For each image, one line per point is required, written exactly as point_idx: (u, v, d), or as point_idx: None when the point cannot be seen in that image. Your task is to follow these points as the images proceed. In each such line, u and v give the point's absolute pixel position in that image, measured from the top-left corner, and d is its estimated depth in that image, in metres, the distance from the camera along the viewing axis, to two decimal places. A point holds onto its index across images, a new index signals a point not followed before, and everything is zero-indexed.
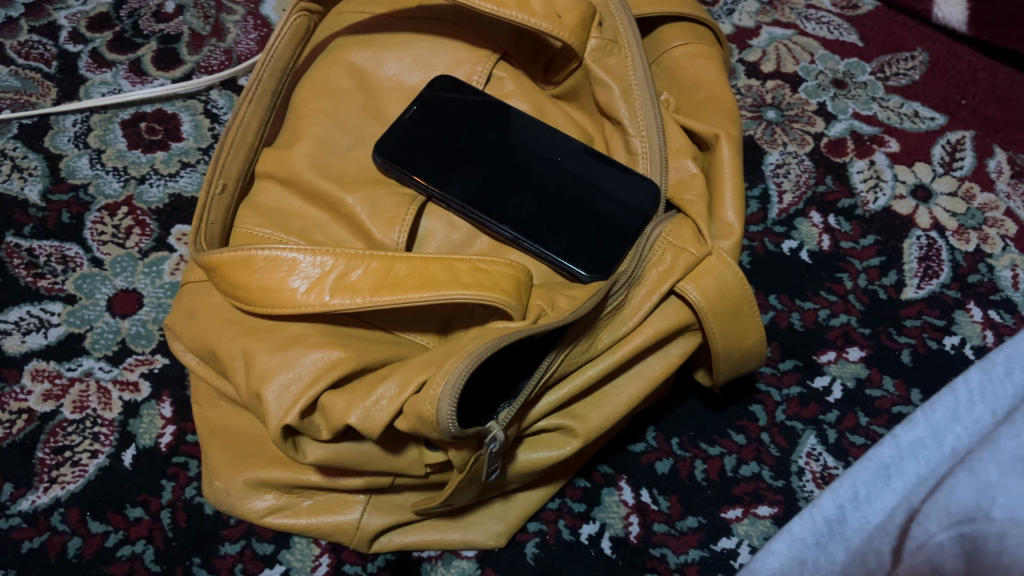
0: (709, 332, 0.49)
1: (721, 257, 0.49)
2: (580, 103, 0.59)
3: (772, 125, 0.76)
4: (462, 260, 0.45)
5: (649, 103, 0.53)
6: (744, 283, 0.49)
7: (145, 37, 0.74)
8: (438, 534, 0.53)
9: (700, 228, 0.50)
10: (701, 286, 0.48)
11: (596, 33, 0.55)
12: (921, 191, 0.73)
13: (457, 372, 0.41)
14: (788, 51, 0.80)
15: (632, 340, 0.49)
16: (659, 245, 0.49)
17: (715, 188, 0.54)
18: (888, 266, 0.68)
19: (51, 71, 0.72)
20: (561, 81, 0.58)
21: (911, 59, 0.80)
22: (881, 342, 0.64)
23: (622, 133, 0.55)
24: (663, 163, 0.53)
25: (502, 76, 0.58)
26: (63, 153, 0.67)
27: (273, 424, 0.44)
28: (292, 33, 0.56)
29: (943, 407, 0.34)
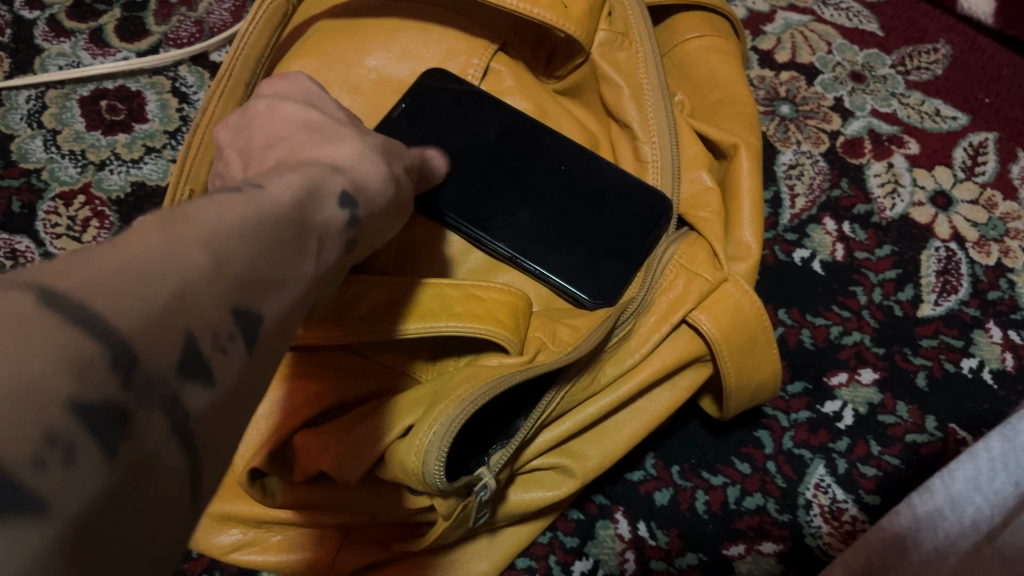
0: (722, 366, 0.44)
1: (737, 283, 0.44)
2: (585, 101, 0.53)
3: (785, 121, 0.71)
4: (453, 285, 0.40)
5: (661, 106, 0.48)
6: (761, 310, 0.44)
7: (107, 4, 0.67)
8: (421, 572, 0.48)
9: (714, 249, 0.46)
10: (715, 316, 0.43)
11: (604, 25, 0.50)
12: (941, 198, 0.68)
13: (448, 420, 0.36)
14: (804, 40, 0.75)
15: (638, 373, 0.44)
16: (670, 269, 0.45)
17: (732, 203, 0.49)
18: (905, 279, 0.64)
19: (4, 40, 0.65)
20: (565, 75, 0.53)
21: (933, 52, 0.75)
22: (895, 364, 0.60)
23: (630, 136, 0.50)
24: (676, 171, 0.48)
25: (500, 70, 0.51)
26: (15, 134, 0.61)
27: (239, 466, 0.40)
28: (271, 14, 0.49)
29: (963, 475, 0.39)
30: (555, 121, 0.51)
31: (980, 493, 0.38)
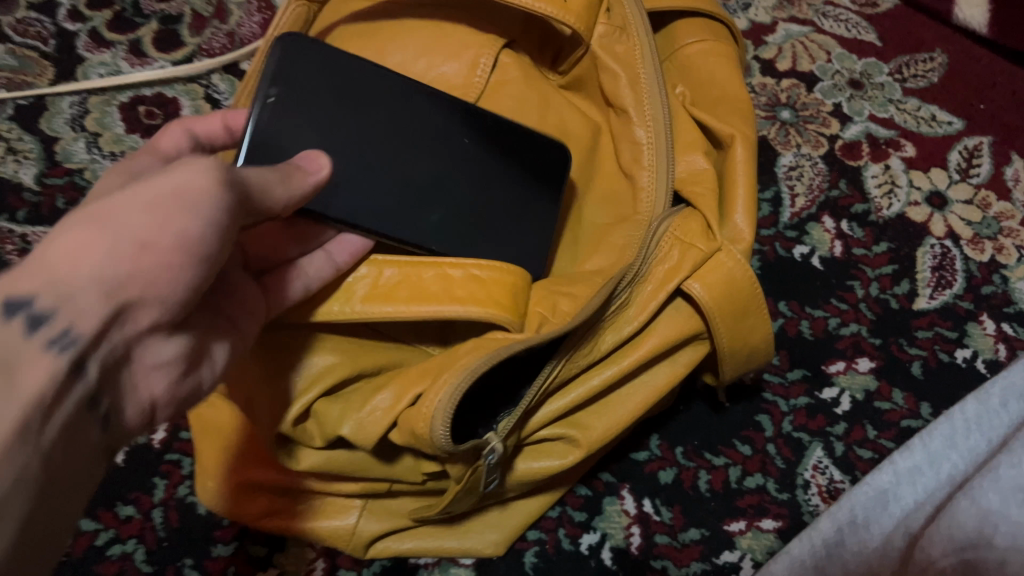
0: (716, 334, 0.46)
1: (731, 251, 0.45)
2: (588, 94, 0.56)
3: (785, 126, 0.74)
4: (454, 265, 0.43)
5: (657, 95, 0.51)
6: (754, 281, 0.46)
7: (145, 17, 0.72)
8: (432, 540, 0.51)
9: (708, 221, 0.48)
10: (708, 282, 0.45)
11: (604, 19, 0.54)
12: (936, 198, 0.71)
13: (456, 383, 0.39)
14: (804, 49, 0.78)
15: (640, 346, 0.47)
16: (665, 239, 0.46)
17: (728, 188, 0.51)
18: (901, 274, 0.67)
19: (48, 49, 0.70)
20: (569, 70, 0.56)
21: (930, 61, 0.78)
22: (891, 353, 0.63)
23: (625, 122, 0.53)
24: (670, 158, 0.50)
25: (507, 63, 0.54)
26: (59, 136, 0.65)
27: (264, 432, 0.43)
28: (294, 20, 0.53)
29: (941, 434, 0.43)
30: (558, 111, 0.54)
31: (956, 451, 0.41)
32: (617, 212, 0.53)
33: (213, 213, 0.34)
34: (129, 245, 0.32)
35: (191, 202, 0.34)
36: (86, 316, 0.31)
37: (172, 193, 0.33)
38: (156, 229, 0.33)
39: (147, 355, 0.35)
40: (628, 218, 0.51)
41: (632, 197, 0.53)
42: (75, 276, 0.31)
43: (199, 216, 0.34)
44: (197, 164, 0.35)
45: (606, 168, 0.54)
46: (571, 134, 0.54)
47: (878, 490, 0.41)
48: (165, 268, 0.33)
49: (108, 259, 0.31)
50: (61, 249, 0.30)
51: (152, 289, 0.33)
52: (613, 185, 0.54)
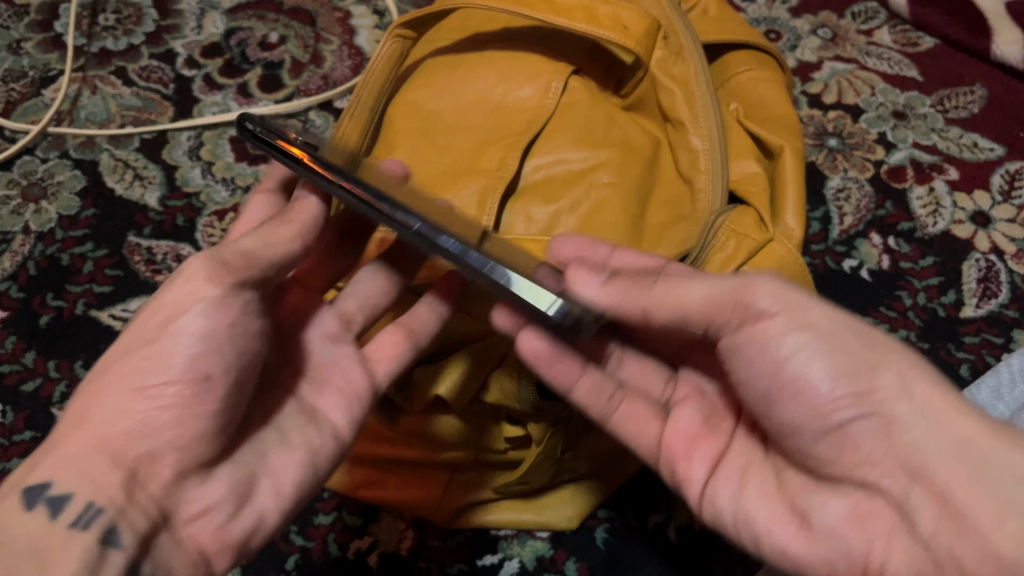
0: None
1: (781, 243, 0.53)
2: (646, 113, 0.63)
3: (833, 152, 0.79)
4: (533, 242, 0.52)
5: (711, 107, 0.58)
6: (803, 265, 0.53)
7: (251, 64, 0.80)
8: (509, 513, 0.57)
9: (761, 218, 0.54)
10: (761, 268, 0.52)
11: (662, 45, 0.60)
12: (980, 217, 0.75)
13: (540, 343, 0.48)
14: (849, 84, 0.83)
15: None
16: (722, 232, 0.53)
17: (779, 188, 0.58)
18: (948, 285, 0.71)
19: (168, 92, 0.78)
20: (630, 92, 0.63)
21: (970, 93, 0.82)
22: (939, 357, 0.67)
23: (683, 132, 0.59)
24: (723, 157, 0.57)
25: (576, 87, 0.61)
26: (179, 165, 0.74)
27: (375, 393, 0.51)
28: (389, 56, 0.62)
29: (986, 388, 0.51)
30: (623, 126, 0.61)
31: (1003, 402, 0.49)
32: (677, 211, 0.59)
33: (213, 314, 0.39)
34: (120, 401, 0.37)
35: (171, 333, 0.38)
36: (107, 484, 0.36)
37: (167, 331, 0.38)
38: (181, 370, 0.38)
39: (179, 503, 0.38)
40: (686, 217, 0.58)
41: (690, 199, 0.59)
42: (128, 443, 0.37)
43: (181, 326, 0.38)
44: (191, 266, 0.39)
45: (666, 175, 0.60)
46: (634, 143, 0.60)
47: None
48: (176, 409, 0.38)
49: (147, 414, 0.37)
50: (109, 412, 0.37)
51: (183, 432, 0.38)
52: (673, 190, 0.60)
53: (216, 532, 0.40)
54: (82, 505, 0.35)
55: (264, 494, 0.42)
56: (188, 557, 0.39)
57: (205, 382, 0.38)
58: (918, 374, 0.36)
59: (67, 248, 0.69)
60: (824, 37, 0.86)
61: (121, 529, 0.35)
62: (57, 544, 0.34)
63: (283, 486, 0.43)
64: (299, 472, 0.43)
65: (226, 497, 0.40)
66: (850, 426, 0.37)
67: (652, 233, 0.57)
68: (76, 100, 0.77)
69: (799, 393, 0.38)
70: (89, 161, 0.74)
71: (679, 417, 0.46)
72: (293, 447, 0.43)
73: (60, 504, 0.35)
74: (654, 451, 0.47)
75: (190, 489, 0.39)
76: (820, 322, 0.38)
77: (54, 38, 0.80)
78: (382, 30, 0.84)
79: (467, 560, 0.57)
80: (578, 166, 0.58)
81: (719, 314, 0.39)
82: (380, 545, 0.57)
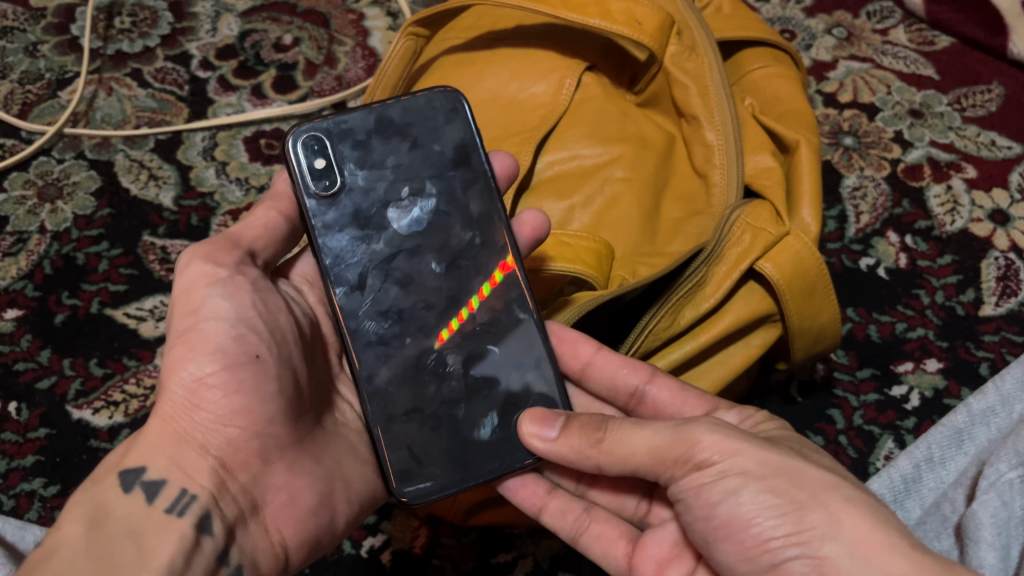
0: (786, 309, 0.52)
1: (797, 236, 0.52)
2: (660, 108, 0.63)
3: (849, 151, 0.78)
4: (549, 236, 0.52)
5: (725, 101, 0.58)
6: (820, 263, 0.52)
7: (265, 66, 0.81)
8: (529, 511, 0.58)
9: (776, 210, 0.54)
10: (777, 263, 0.51)
11: (675, 41, 0.60)
12: (998, 215, 0.74)
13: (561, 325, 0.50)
14: (864, 83, 0.82)
15: (721, 318, 0.53)
16: (738, 226, 0.52)
17: (795, 183, 0.57)
18: (966, 284, 0.70)
19: (183, 94, 0.78)
20: (644, 88, 0.63)
21: (988, 92, 0.81)
22: (958, 356, 0.67)
23: (697, 128, 0.59)
24: (738, 153, 0.56)
25: (589, 83, 0.61)
26: (193, 165, 0.74)
27: None
28: (402, 54, 0.61)
29: (1011, 379, 0.50)
30: (637, 121, 0.61)
31: None
32: (692, 206, 0.59)
33: (233, 294, 0.41)
34: (184, 394, 0.39)
35: (201, 320, 0.40)
36: (197, 472, 0.39)
37: (192, 320, 0.40)
38: (229, 353, 0.40)
39: (267, 492, 0.42)
40: (701, 211, 0.58)
41: (704, 193, 0.59)
42: (199, 426, 0.39)
43: (205, 304, 0.40)
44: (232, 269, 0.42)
45: (680, 170, 0.60)
46: (648, 139, 0.60)
47: (954, 430, 0.49)
48: (228, 390, 0.39)
49: (211, 402, 0.39)
50: (176, 406, 0.39)
51: (255, 416, 0.40)
52: (688, 185, 0.60)
53: (297, 525, 0.42)
54: (177, 490, 0.38)
55: (340, 497, 0.45)
56: (271, 549, 0.41)
57: (252, 360, 0.40)
58: (849, 510, 0.37)
59: (82, 247, 0.69)
60: (840, 36, 0.85)
61: (213, 516, 0.38)
62: (155, 526, 0.37)
63: (354, 492, 0.46)
64: (367, 480, 0.47)
65: (311, 490, 0.43)
66: (783, 568, 0.37)
67: (667, 226, 0.57)
68: (92, 101, 0.78)
69: (731, 535, 0.38)
70: (104, 161, 0.74)
71: (650, 542, 0.46)
72: (362, 458, 0.47)
73: (155, 489, 0.38)
74: (624, 571, 0.47)
75: (274, 476, 0.42)
76: (752, 467, 0.39)
77: (70, 40, 0.80)
78: (394, 32, 0.84)
79: (481, 558, 0.59)
80: (591, 162, 0.59)
81: (661, 466, 0.41)
82: (393, 542, 0.59)
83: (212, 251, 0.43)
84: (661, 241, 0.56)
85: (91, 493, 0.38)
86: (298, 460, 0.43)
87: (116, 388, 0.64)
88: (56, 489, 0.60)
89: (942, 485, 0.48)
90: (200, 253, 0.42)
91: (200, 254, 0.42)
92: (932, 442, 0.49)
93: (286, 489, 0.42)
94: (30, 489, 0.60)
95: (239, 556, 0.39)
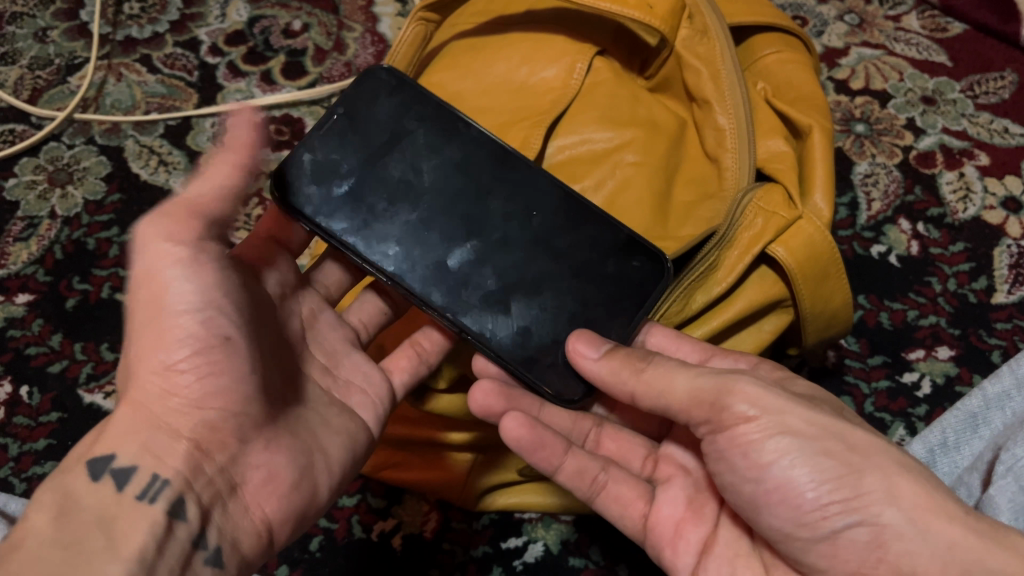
0: (797, 293, 0.52)
1: (810, 220, 0.52)
2: (671, 92, 0.63)
3: (860, 138, 0.78)
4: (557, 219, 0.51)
5: (736, 83, 0.57)
6: (832, 246, 0.52)
7: (275, 52, 0.80)
8: (496, 497, 0.59)
9: (788, 195, 0.53)
10: (789, 247, 0.51)
11: (686, 24, 0.59)
12: (1011, 203, 0.73)
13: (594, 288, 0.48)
14: (877, 70, 0.82)
15: (735, 303, 0.53)
16: (750, 210, 0.52)
17: (808, 168, 0.57)
18: (979, 271, 0.70)
19: (192, 80, 0.78)
20: (655, 74, 0.63)
21: (1001, 79, 0.80)
22: (970, 343, 0.66)
23: (708, 111, 0.59)
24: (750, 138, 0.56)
25: (600, 67, 0.61)
26: (203, 151, 0.74)
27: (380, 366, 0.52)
28: (412, 39, 0.61)
29: None
30: (648, 105, 0.61)
31: None
32: (702, 190, 0.58)
33: (198, 275, 0.40)
34: (157, 382, 0.39)
35: (167, 307, 0.39)
36: (170, 456, 0.39)
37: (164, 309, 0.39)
38: (199, 337, 0.39)
39: (247, 471, 0.41)
40: (713, 195, 0.58)
41: (716, 177, 0.59)
42: (179, 415, 0.39)
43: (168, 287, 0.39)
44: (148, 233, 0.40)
45: (691, 154, 0.60)
46: (660, 122, 0.60)
47: (969, 414, 0.48)
48: (202, 373, 0.39)
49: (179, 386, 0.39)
50: (148, 395, 0.39)
51: (229, 398, 0.40)
52: (700, 169, 0.60)
53: (279, 502, 0.42)
54: (148, 477, 0.38)
55: (319, 468, 0.45)
56: (254, 528, 0.41)
57: (222, 342, 0.40)
58: (899, 475, 0.39)
59: (93, 233, 0.69)
60: (851, 23, 0.85)
61: (187, 500, 0.38)
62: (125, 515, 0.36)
63: (334, 463, 0.46)
64: (345, 450, 0.46)
65: (290, 466, 0.43)
66: (840, 536, 0.40)
67: (678, 210, 0.57)
68: (102, 87, 0.78)
69: (785, 499, 0.40)
70: (114, 147, 0.74)
71: (665, 502, 0.49)
72: (335, 429, 0.46)
73: (125, 477, 0.38)
74: (638, 532, 0.49)
75: (255, 455, 0.42)
76: (798, 427, 0.40)
77: (79, 26, 0.80)
78: (404, 18, 0.84)
79: (492, 542, 0.59)
80: (602, 146, 0.58)
81: (698, 411, 0.43)
82: (404, 527, 0.59)
83: (176, 226, 0.40)
84: (673, 226, 0.56)
85: (60, 480, 0.37)
86: (275, 436, 0.43)
87: None
88: None
89: (957, 469, 0.48)
90: (159, 232, 0.40)
91: (159, 232, 0.40)
92: (947, 427, 0.49)
93: (265, 467, 0.42)
94: (43, 472, 0.60)
95: (216, 538, 0.39)
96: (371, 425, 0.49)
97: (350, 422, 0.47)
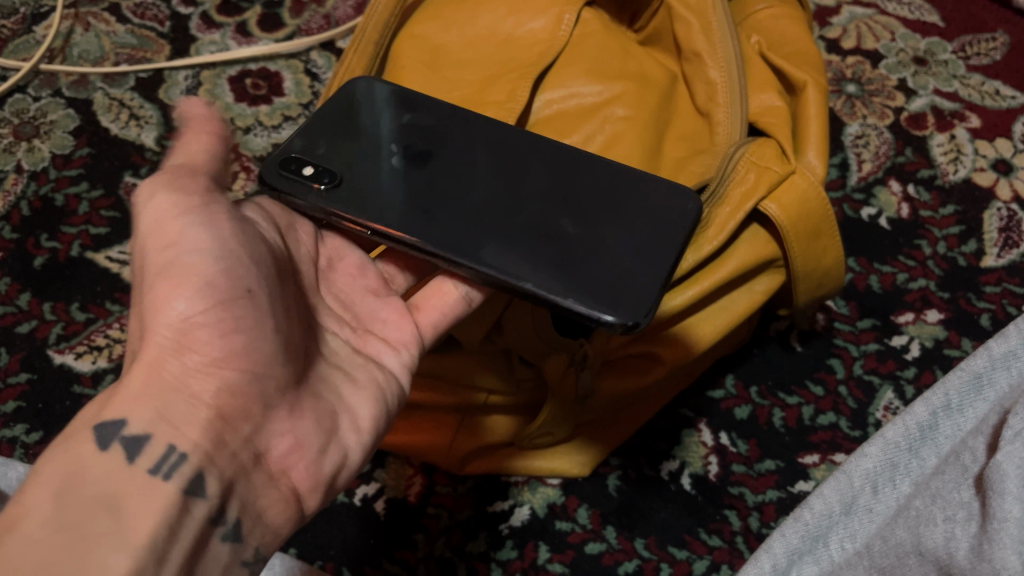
0: (790, 251, 0.51)
1: (804, 175, 0.51)
2: (662, 46, 0.61)
3: (852, 99, 0.76)
4: None
5: (728, 34, 0.56)
6: (825, 202, 0.51)
7: (251, 3, 0.77)
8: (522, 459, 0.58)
9: (781, 149, 0.52)
10: (782, 203, 0.50)
11: None
12: (1001, 164, 0.72)
13: None
14: (868, 29, 0.80)
15: (727, 262, 0.51)
16: (741, 165, 0.51)
17: (802, 123, 0.56)
18: (968, 234, 0.69)
19: (164, 31, 0.75)
20: (645, 25, 0.62)
21: (992, 40, 0.78)
22: (960, 306, 0.66)
23: (699, 64, 0.57)
24: (743, 93, 0.55)
25: (588, 20, 0.59)
26: (175, 104, 0.71)
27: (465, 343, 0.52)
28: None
29: None
30: (637, 59, 0.59)
31: None
32: (693, 147, 0.57)
33: (214, 226, 0.36)
34: (170, 337, 0.33)
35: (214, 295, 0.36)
36: (188, 425, 0.33)
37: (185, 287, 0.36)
38: (221, 287, 0.35)
39: (272, 438, 0.36)
40: (704, 150, 0.56)
41: (707, 133, 0.57)
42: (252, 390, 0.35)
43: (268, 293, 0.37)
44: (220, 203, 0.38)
45: (681, 109, 0.58)
46: (650, 77, 0.58)
47: (972, 375, 0.39)
48: (223, 329, 0.34)
49: (183, 303, 0.34)
50: (160, 349, 0.33)
51: None
52: (690, 126, 0.58)
53: (310, 469, 0.37)
54: (164, 448, 0.32)
55: (346, 429, 0.40)
56: (283, 500, 0.36)
57: (245, 295, 0.36)
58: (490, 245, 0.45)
59: (61, 188, 0.67)
60: None
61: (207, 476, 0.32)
62: (137, 491, 0.30)
63: (359, 420, 0.41)
64: (374, 406, 0.42)
65: (315, 430, 0.38)
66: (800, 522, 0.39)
67: (669, 165, 0.55)
68: (69, 38, 0.74)
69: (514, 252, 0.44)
70: (83, 99, 0.71)
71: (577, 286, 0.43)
72: (360, 385, 0.42)
73: (137, 447, 0.31)
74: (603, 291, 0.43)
75: (273, 422, 0.36)
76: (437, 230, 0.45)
77: None
78: None
79: (477, 507, 0.59)
80: (591, 100, 0.56)
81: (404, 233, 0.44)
82: (387, 491, 0.59)
83: (176, 180, 0.37)
84: (665, 181, 0.54)
85: (62, 449, 0.31)
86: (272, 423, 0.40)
87: (99, 332, 0.62)
88: (38, 436, 0.58)
89: (960, 434, 0.38)
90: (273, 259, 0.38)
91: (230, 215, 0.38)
92: (949, 389, 0.40)
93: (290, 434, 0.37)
94: (12, 435, 0.58)
95: (237, 512, 0.33)
96: (399, 373, 0.45)
97: (375, 371, 0.43)
